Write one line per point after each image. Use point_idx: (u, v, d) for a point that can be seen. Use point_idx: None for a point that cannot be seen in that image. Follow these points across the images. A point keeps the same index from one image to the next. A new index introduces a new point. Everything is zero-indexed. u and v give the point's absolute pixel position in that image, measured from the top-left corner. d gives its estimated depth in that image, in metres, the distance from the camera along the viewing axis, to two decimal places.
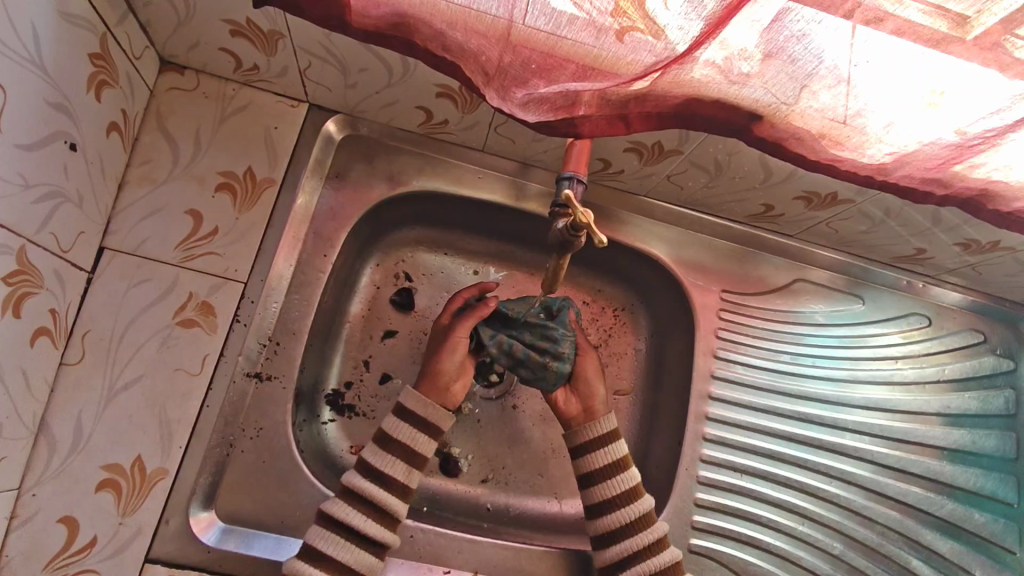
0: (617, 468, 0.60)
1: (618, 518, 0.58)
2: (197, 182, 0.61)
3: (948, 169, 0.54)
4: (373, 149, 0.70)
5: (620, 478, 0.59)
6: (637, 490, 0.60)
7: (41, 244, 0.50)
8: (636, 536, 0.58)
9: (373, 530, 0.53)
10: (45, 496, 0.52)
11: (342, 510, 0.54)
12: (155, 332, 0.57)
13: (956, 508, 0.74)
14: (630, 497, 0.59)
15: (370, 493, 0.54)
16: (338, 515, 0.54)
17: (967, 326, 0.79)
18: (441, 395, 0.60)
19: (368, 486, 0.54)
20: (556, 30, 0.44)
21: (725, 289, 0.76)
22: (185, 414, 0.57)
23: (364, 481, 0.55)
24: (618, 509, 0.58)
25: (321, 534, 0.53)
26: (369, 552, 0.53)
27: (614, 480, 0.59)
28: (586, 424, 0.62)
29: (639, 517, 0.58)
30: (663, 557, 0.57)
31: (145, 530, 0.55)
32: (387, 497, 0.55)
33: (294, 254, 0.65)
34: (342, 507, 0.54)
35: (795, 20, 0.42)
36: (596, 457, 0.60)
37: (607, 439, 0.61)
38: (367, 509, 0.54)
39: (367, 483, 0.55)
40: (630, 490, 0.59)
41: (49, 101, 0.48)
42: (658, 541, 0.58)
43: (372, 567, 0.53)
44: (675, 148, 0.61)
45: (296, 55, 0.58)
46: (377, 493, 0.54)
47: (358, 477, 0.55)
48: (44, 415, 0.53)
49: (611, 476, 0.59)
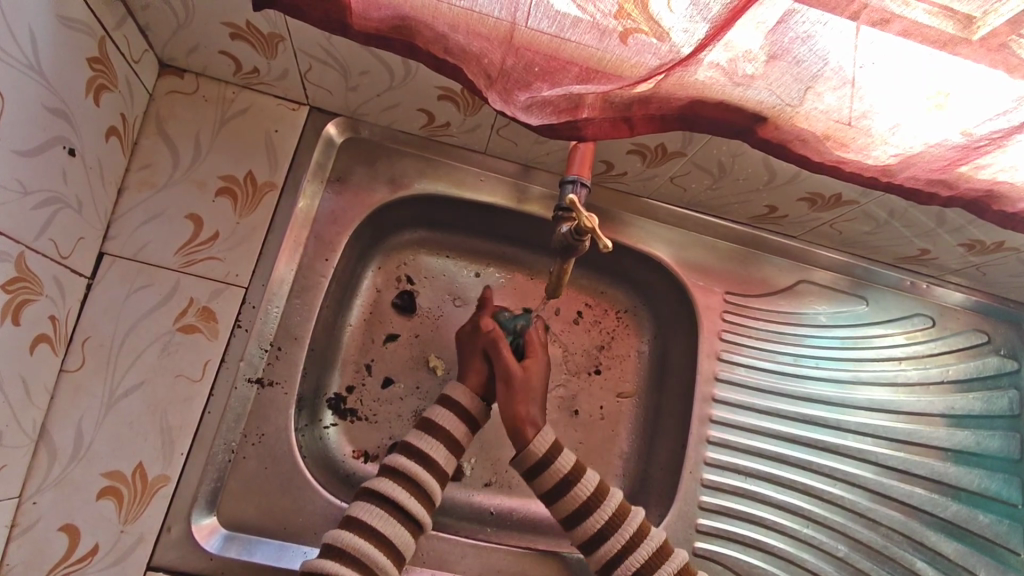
0: (571, 481, 0.58)
1: (591, 524, 0.57)
2: (197, 186, 0.61)
3: (954, 170, 0.53)
4: (374, 151, 0.70)
5: (581, 486, 0.58)
6: (601, 491, 0.58)
7: (40, 250, 0.50)
8: (613, 536, 0.57)
9: (413, 505, 0.53)
10: (46, 504, 0.52)
11: (388, 485, 0.54)
12: (156, 338, 0.57)
13: (961, 509, 0.73)
14: (596, 500, 0.58)
15: (410, 470, 0.55)
16: (381, 489, 0.54)
17: (970, 326, 0.78)
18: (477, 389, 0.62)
19: (410, 464, 0.55)
20: (560, 32, 0.44)
21: (728, 290, 0.75)
22: (187, 420, 0.57)
23: (407, 458, 0.56)
24: (589, 516, 0.57)
25: (363, 506, 0.53)
26: (404, 528, 0.53)
27: (575, 491, 0.58)
28: (523, 452, 0.59)
29: (614, 513, 0.58)
30: (647, 546, 0.57)
31: (147, 538, 0.54)
32: (424, 474, 0.55)
33: (295, 258, 0.65)
34: (385, 483, 0.54)
35: (801, 22, 0.41)
36: (544, 480, 0.58)
37: (550, 458, 0.58)
38: (408, 484, 0.54)
39: (409, 461, 0.55)
40: (595, 493, 0.58)
41: (47, 106, 0.48)
42: (637, 532, 0.57)
43: (406, 544, 0.53)
44: (678, 150, 0.61)
45: (296, 58, 0.58)
46: (416, 469, 0.55)
47: (401, 456, 0.56)
48: (45, 422, 0.53)
49: (573, 486, 0.58)
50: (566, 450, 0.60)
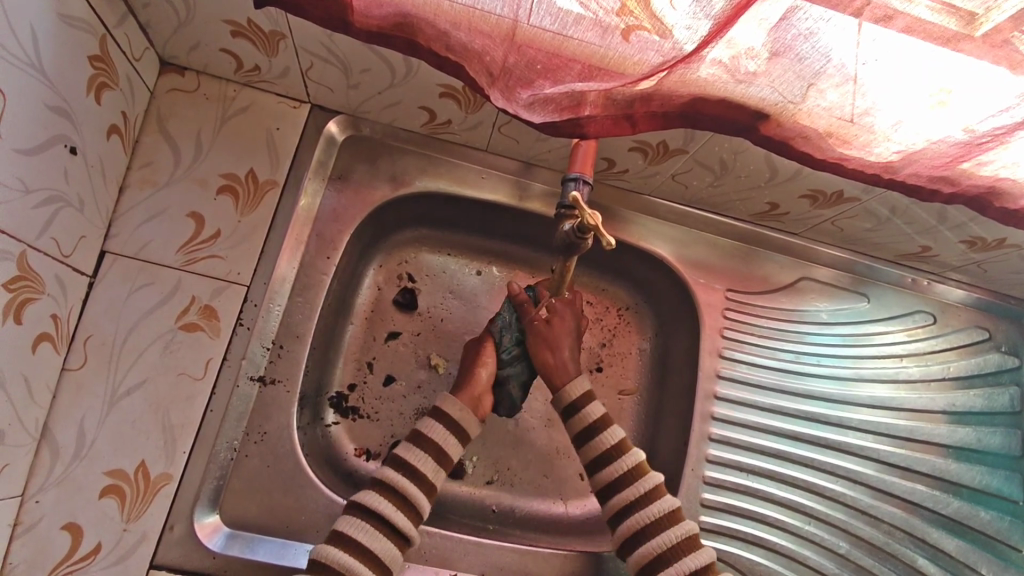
0: (597, 427, 0.59)
1: (608, 475, 0.58)
2: (199, 185, 0.60)
3: (956, 167, 0.53)
4: (375, 149, 0.70)
5: (605, 435, 0.59)
6: (623, 445, 0.59)
7: (42, 249, 0.50)
8: (627, 490, 0.57)
9: (400, 520, 0.53)
10: (49, 503, 0.52)
11: (375, 500, 0.53)
12: (157, 336, 0.57)
13: (962, 506, 0.73)
14: (617, 452, 0.58)
15: (398, 483, 0.54)
16: (368, 503, 0.53)
17: (972, 323, 0.79)
18: (474, 402, 0.61)
19: (398, 478, 0.55)
20: (563, 30, 0.44)
21: (729, 288, 0.75)
22: (189, 418, 0.57)
23: (394, 472, 0.55)
24: (607, 466, 0.58)
25: (350, 521, 0.53)
26: (392, 541, 0.53)
27: (598, 439, 0.59)
28: (558, 393, 0.62)
29: (630, 469, 0.58)
30: (655, 508, 0.56)
31: (150, 536, 0.54)
32: (412, 488, 0.54)
33: (297, 256, 0.65)
34: (374, 498, 0.54)
35: (803, 18, 0.41)
36: (574, 423, 0.60)
37: (601, 425, 0.60)
38: (395, 499, 0.54)
39: (397, 475, 0.55)
40: (617, 446, 0.59)
41: (48, 105, 0.48)
42: (649, 492, 0.57)
43: (393, 558, 0.52)
44: (680, 147, 0.61)
45: (297, 56, 0.57)
46: (404, 483, 0.54)
47: (388, 469, 0.56)
48: (47, 421, 0.53)
49: (596, 433, 0.59)
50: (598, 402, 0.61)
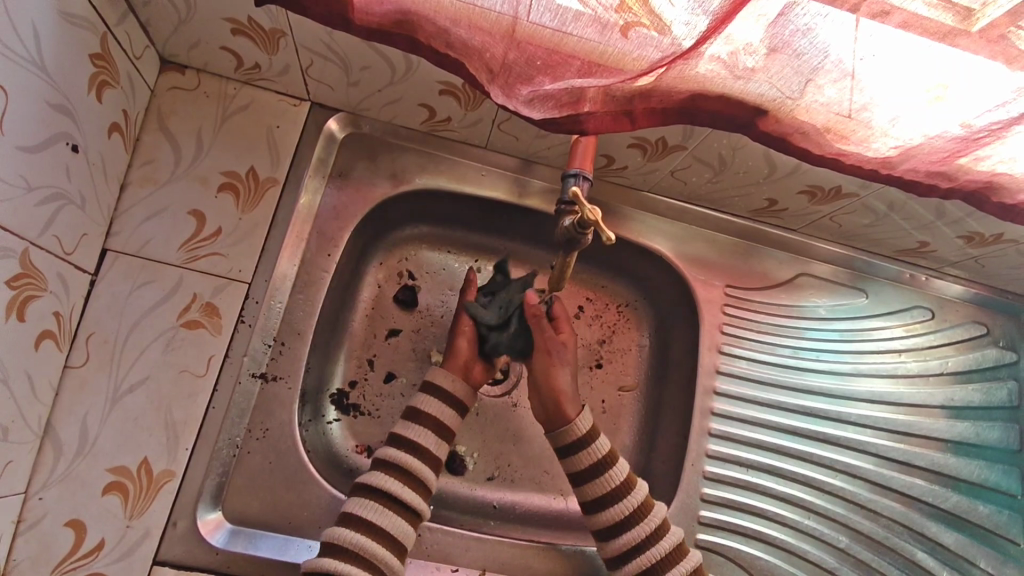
0: (605, 464, 0.59)
1: (613, 513, 0.58)
2: (199, 183, 0.61)
3: (953, 162, 0.54)
4: (375, 147, 0.70)
5: (613, 473, 0.59)
6: (629, 482, 0.60)
7: (45, 247, 0.50)
8: (633, 528, 0.58)
9: (408, 495, 0.54)
10: (52, 499, 0.52)
11: (381, 478, 0.55)
12: (159, 334, 0.57)
13: (961, 500, 0.74)
14: (624, 489, 0.59)
15: (402, 460, 0.56)
16: (375, 482, 0.54)
17: (970, 318, 0.79)
18: (462, 369, 0.62)
19: (400, 455, 0.56)
20: (562, 27, 0.44)
21: (728, 284, 0.76)
22: (191, 415, 0.57)
23: (396, 450, 0.56)
24: (613, 505, 0.58)
25: (359, 502, 0.54)
26: (401, 516, 0.54)
27: (606, 477, 0.59)
28: (561, 429, 0.60)
29: (639, 506, 0.59)
30: (665, 544, 0.58)
31: (152, 532, 0.55)
32: (417, 464, 0.56)
33: (298, 253, 0.65)
34: (380, 476, 0.55)
35: (801, 14, 0.42)
36: (579, 458, 0.60)
37: (604, 466, 0.59)
38: (400, 475, 0.55)
39: (397, 450, 0.56)
40: (624, 483, 0.59)
41: (50, 103, 0.48)
42: (657, 529, 0.58)
43: (405, 532, 0.54)
44: (679, 144, 0.61)
45: (298, 53, 0.58)
46: (407, 458, 0.56)
47: (391, 449, 0.57)
48: (50, 419, 0.53)
49: (603, 472, 0.59)
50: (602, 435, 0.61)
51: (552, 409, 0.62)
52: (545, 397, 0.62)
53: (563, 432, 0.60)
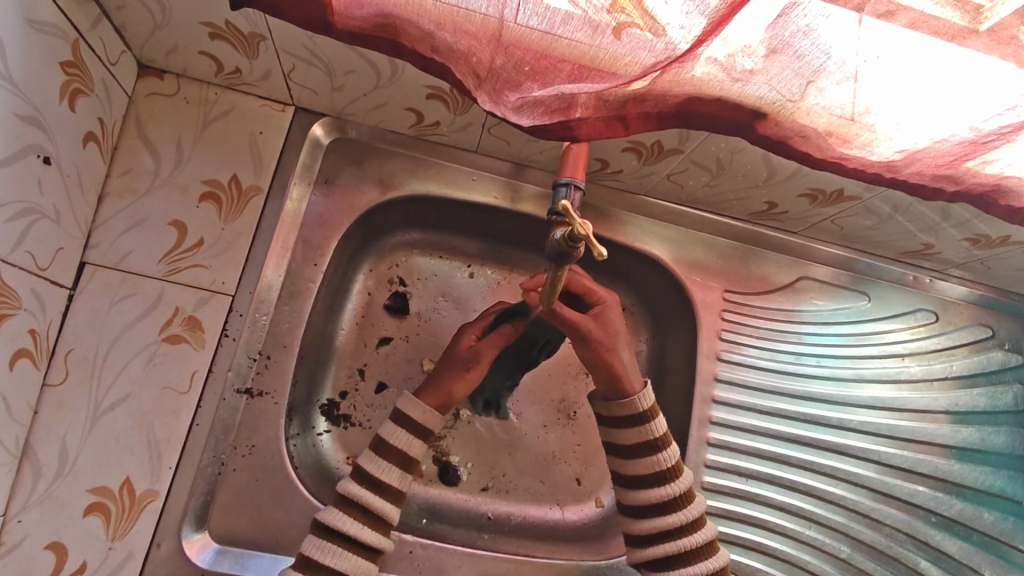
0: (656, 446, 0.56)
1: (653, 496, 0.55)
2: (180, 192, 0.59)
3: (960, 165, 0.52)
4: (363, 152, 0.68)
5: (662, 458, 0.56)
6: (677, 468, 0.56)
7: (17, 263, 0.48)
8: (671, 515, 0.55)
9: (369, 536, 0.50)
10: (32, 521, 0.51)
11: (340, 519, 0.50)
12: (140, 349, 0.56)
13: (965, 507, 0.72)
14: (670, 475, 0.56)
15: (364, 498, 0.51)
16: (332, 523, 0.50)
17: (975, 321, 0.77)
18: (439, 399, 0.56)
19: (363, 493, 0.51)
20: (551, 30, 0.42)
21: (727, 288, 0.74)
22: (174, 433, 0.55)
23: (360, 487, 0.51)
24: (654, 488, 0.56)
25: (316, 544, 0.50)
26: (362, 557, 0.50)
27: (653, 460, 0.56)
28: (621, 402, 0.57)
29: (681, 495, 0.56)
30: (697, 537, 0.55)
31: (136, 554, 0.53)
32: (380, 503, 0.51)
33: (283, 264, 0.63)
34: (338, 515, 0.51)
35: (802, 14, 0.40)
36: (628, 433, 0.56)
37: (691, 526, 0.56)
38: (361, 515, 0.51)
39: (364, 490, 0.51)
40: (669, 470, 0.56)
41: (18, 114, 0.46)
42: (692, 522, 0.56)
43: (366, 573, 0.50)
44: (675, 147, 0.59)
45: (279, 57, 0.56)
46: (371, 499, 0.51)
47: (354, 484, 0.52)
48: (28, 439, 0.51)
49: (651, 455, 0.56)
50: (686, 471, 0.57)
51: (643, 437, 0.56)
52: (599, 372, 0.57)
53: (623, 403, 0.56)
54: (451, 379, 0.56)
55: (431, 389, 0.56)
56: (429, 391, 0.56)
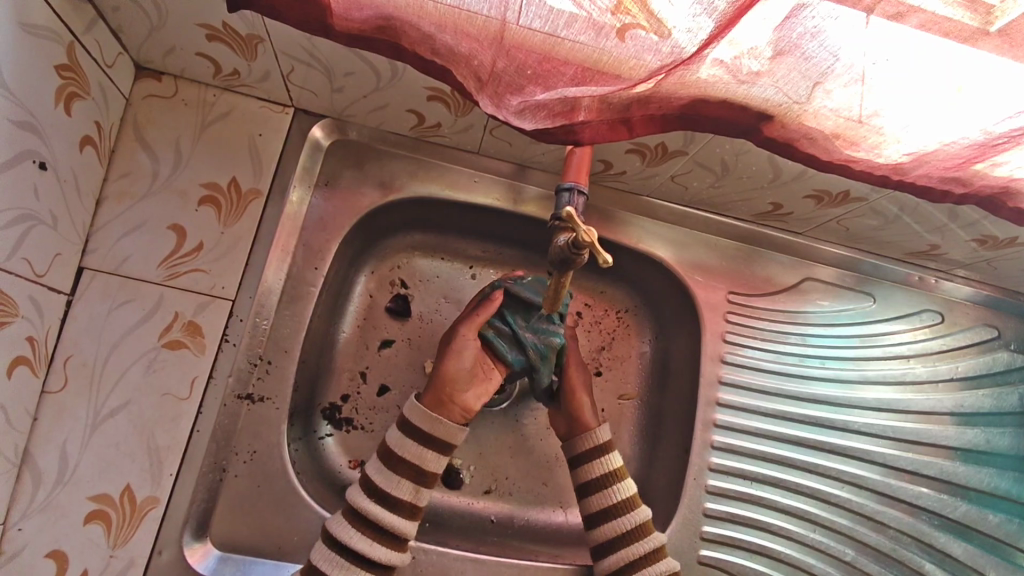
0: (613, 477, 0.58)
1: (613, 527, 0.57)
2: (179, 196, 0.58)
3: (969, 168, 0.51)
4: (363, 154, 0.67)
5: (616, 488, 0.57)
6: (635, 500, 0.58)
7: (13, 270, 0.47)
8: (630, 546, 0.56)
9: (376, 551, 0.50)
10: (31, 530, 0.51)
11: (345, 531, 0.51)
12: (140, 356, 0.55)
13: (970, 509, 0.72)
14: (628, 505, 0.57)
15: (372, 513, 0.51)
16: (339, 536, 0.51)
17: (980, 321, 0.76)
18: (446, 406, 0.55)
19: (375, 510, 0.51)
20: (554, 32, 0.41)
21: (731, 289, 0.73)
22: (174, 440, 0.55)
23: (375, 504, 0.51)
24: (614, 519, 0.57)
25: (323, 555, 0.51)
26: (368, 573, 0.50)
27: (610, 490, 0.57)
28: (580, 436, 0.60)
29: (637, 526, 0.57)
30: (659, 567, 0.55)
31: (137, 562, 0.53)
32: (391, 518, 0.51)
33: (284, 267, 0.62)
34: (345, 528, 0.51)
35: (810, 16, 0.39)
36: (590, 467, 0.59)
37: (650, 557, 0.56)
38: (373, 531, 0.51)
39: (373, 505, 0.51)
40: (627, 501, 0.57)
41: (12, 120, 0.45)
42: (653, 551, 0.56)
43: None
44: (679, 149, 0.58)
45: (278, 59, 0.55)
46: (377, 513, 0.51)
47: (363, 498, 0.52)
48: (27, 447, 0.51)
49: (608, 485, 0.58)
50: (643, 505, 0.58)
51: (600, 468, 0.58)
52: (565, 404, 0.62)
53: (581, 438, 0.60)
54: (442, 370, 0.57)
55: (430, 389, 0.56)
56: (427, 391, 0.56)
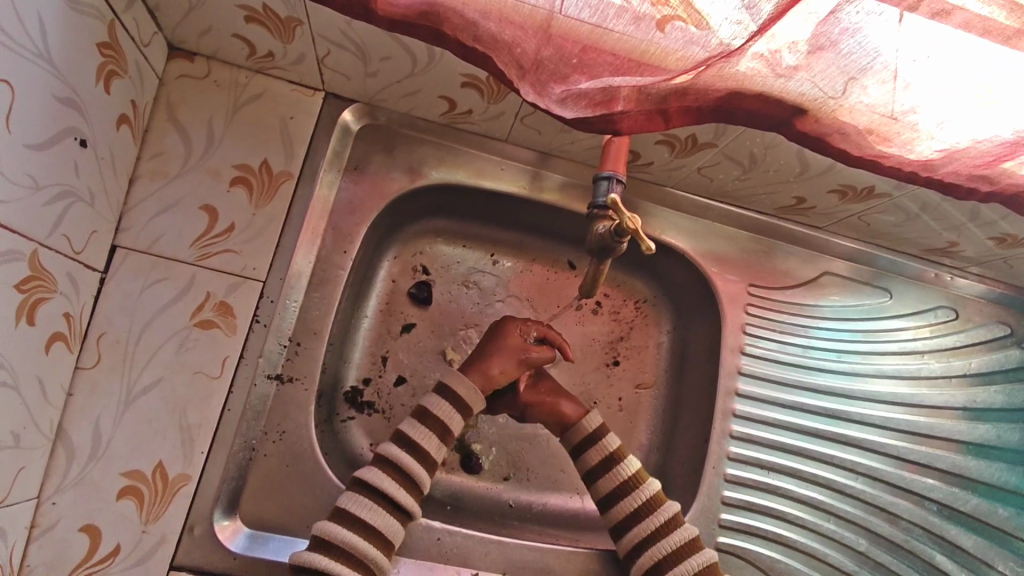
0: (614, 459, 0.60)
1: (624, 506, 0.58)
2: (212, 176, 0.58)
3: (997, 166, 0.51)
4: (393, 138, 0.68)
5: (620, 467, 0.59)
6: (640, 475, 0.59)
7: (53, 247, 0.48)
8: (643, 521, 0.57)
9: (401, 495, 0.54)
10: (66, 504, 0.51)
11: (376, 476, 0.54)
12: (172, 334, 0.55)
13: (980, 503, 0.73)
14: (635, 482, 0.59)
15: (399, 460, 0.55)
16: (368, 479, 0.54)
17: (993, 318, 0.78)
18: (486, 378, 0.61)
19: (402, 456, 0.55)
20: (602, 23, 0.42)
21: (751, 282, 0.74)
22: (205, 418, 0.55)
23: (397, 448, 0.56)
24: (625, 497, 0.58)
25: (353, 499, 0.53)
26: (394, 517, 0.54)
27: (614, 471, 0.59)
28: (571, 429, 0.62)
29: (649, 499, 0.58)
30: (675, 537, 0.57)
31: (169, 538, 0.53)
32: (416, 466, 0.55)
33: (313, 250, 0.63)
34: (373, 474, 0.54)
35: (854, 12, 0.40)
36: (590, 455, 0.60)
37: (668, 525, 0.57)
38: (400, 477, 0.54)
39: (398, 450, 0.56)
40: (632, 478, 0.59)
41: (57, 96, 0.45)
42: (667, 522, 0.58)
43: (395, 533, 0.54)
44: (709, 141, 0.59)
45: (314, 42, 0.55)
46: (401, 455, 0.55)
47: (392, 447, 0.56)
48: (62, 422, 0.52)
49: (611, 467, 0.59)
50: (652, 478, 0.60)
51: (601, 454, 0.60)
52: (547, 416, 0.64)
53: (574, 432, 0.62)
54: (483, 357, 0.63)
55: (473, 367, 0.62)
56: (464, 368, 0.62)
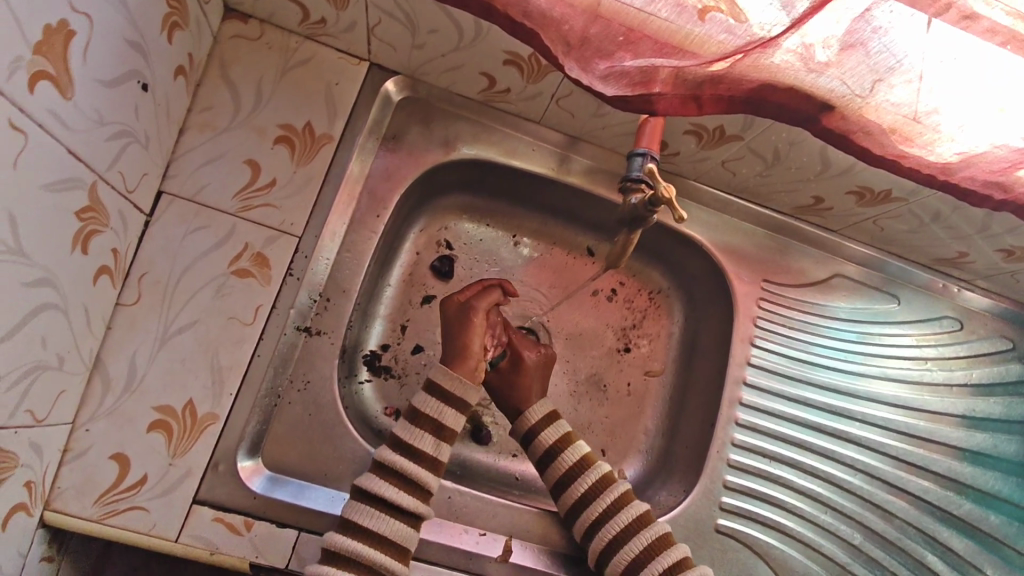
0: (558, 450, 0.62)
1: (572, 493, 0.61)
2: (258, 133, 0.61)
3: (1013, 173, 0.53)
4: (430, 113, 0.70)
5: (565, 456, 0.61)
6: (588, 459, 0.62)
7: (110, 182, 0.50)
8: (592, 505, 0.60)
9: (405, 500, 0.53)
10: (98, 431, 0.53)
11: (375, 483, 0.53)
12: (211, 279, 0.58)
13: (973, 508, 0.75)
14: (583, 467, 0.61)
15: (399, 464, 0.54)
16: (368, 487, 0.53)
17: (996, 332, 0.80)
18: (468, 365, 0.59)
19: (398, 459, 0.54)
20: (647, 6, 0.44)
21: (765, 278, 0.76)
22: (236, 361, 0.58)
23: (397, 455, 0.54)
24: (573, 484, 0.61)
25: (356, 508, 0.53)
26: (399, 520, 0.53)
27: (559, 459, 0.61)
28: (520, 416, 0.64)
29: (598, 481, 0.61)
30: (628, 512, 0.59)
31: (194, 472, 0.55)
32: (418, 471, 0.54)
33: (348, 212, 0.65)
34: (374, 481, 0.54)
35: (884, 11, 0.43)
36: (537, 446, 0.63)
37: (618, 503, 0.60)
38: (400, 483, 0.53)
39: (399, 458, 0.54)
40: (578, 464, 0.61)
41: (127, 40, 0.48)
42: (617, 499, 0.60)
43: (404, 535, 0.53)
44: (735, 133, 0.62)
45: (367, 11, 0.58)
46: (403, 463, 0.54)
47: (389, 452, 0.55)
48: (100, 352, 0.54)
49: (557, 456, 0.62)
50: (597, 461, 0.62)
51: (544, 444, 0.62)
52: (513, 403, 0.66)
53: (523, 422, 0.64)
54: (456, 346, 0.60)
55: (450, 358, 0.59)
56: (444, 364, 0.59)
